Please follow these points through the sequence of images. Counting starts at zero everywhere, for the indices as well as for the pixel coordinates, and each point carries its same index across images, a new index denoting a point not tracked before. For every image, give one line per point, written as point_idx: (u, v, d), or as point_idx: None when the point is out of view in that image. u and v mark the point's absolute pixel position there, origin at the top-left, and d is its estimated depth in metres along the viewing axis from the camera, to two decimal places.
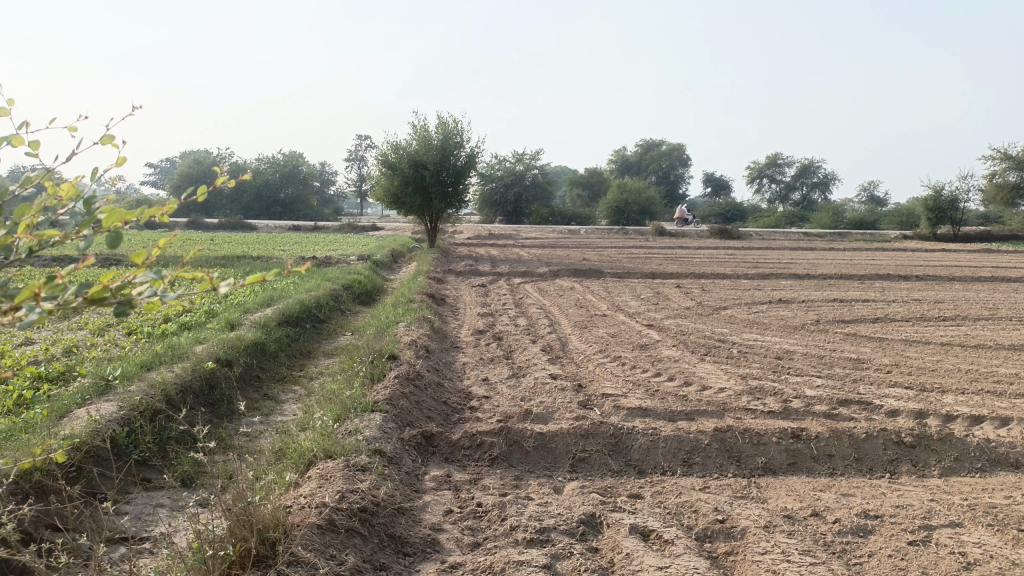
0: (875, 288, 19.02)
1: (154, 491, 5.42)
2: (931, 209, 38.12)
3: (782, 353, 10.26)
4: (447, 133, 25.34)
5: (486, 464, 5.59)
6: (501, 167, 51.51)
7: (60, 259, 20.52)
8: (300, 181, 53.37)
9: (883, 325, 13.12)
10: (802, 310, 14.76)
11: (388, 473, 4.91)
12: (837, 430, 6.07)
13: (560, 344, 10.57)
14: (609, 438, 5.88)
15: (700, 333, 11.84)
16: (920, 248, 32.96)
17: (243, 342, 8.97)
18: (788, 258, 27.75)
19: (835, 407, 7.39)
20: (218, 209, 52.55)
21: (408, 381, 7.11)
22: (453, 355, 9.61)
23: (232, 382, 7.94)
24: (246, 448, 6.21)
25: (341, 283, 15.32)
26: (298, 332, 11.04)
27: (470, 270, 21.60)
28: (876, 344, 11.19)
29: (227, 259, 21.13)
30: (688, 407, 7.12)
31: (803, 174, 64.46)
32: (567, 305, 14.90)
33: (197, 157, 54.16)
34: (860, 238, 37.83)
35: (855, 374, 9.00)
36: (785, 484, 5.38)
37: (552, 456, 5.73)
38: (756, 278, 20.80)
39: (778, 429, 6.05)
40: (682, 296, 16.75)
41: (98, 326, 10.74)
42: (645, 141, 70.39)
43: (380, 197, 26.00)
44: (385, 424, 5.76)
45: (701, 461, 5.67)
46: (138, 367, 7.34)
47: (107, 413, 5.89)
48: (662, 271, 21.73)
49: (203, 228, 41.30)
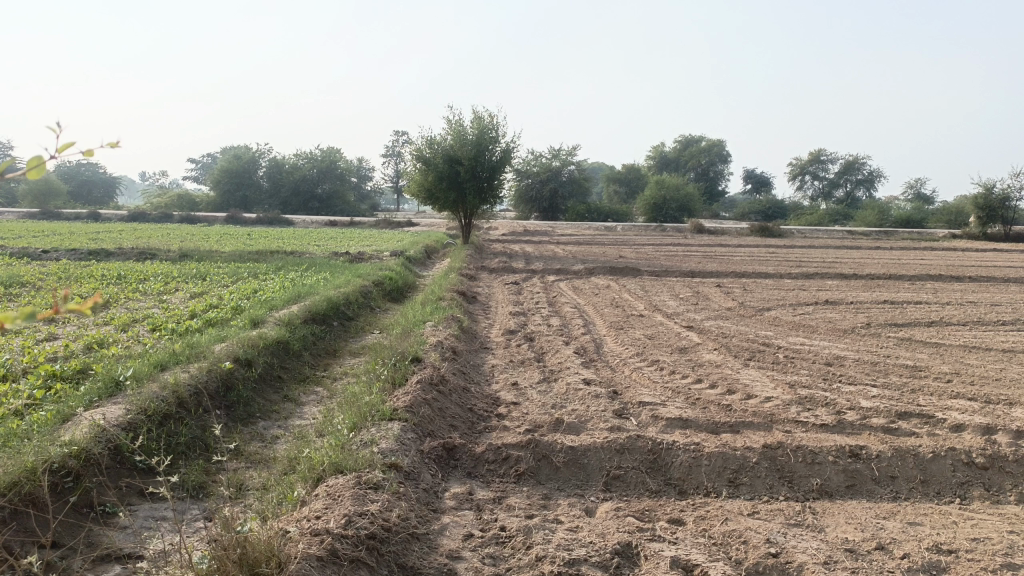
0: (927, 289, 18.14)
1: (158, 502, 5.10)
2: (981, 207, 36.71)
3: (832, 358, 9.63)
4: (483, 128, 24.86)
5: (512, 481, 5.14)
6: (537, 163, 51.12)
7: (97, 252, 20.63)
8: (338, 177, 53.37)
9: (938, 329, 12.36)
10: (850, 313, 14.02)
11: (404, 491, 4.50)
12: (900, 449, 5.50)
13: (595, 346, 10.08)
14: (647, 454, 5.38)
15: (742, 335, 11.24)
16: (973, 248, 31.70)
17: (266, 341, 8.64)
18: (833, 257, 26.78)
19: (894, 420, 6.80)
20: (257, 204, 53.00)
21: (431, 386, 6.70)
22: (482, 357, 9.16)
23: (251, 383, 7.61)
24: (260, 460, 5.88)
25: (372, 280, 15.00)
26: (324, 330, 10.72)
27: (504, 267, 21.19)
28: (933, 350, 10.51)
29: (260, 254, 20.99)
30: (733, 419, 6.59)
31: (848, 171, 62.84)
32: (603, 304, 14.38)
33: (236, 153, 54.60)
34: (907, 237, 36.58)
35: (913, 383, 8.37)
36: (844, 510, 4.85)
37: (584, 472, 5.26)
38: (800, 278, 20.04)
39: (834, 447, 5.51)
40: (722, 296, 16.12)
41: (123, 322, 10.56)
42: (684, 138, 69.42)
43: (415, 193, 25.66)
44: (404, 435, 5.34)
45: (748, 481, 5.16)
46: (152, 367, 7.03)
47: (112, 417, 5.56)
48: (701, 270, 21.09)
49: (241, 223, 41.60)
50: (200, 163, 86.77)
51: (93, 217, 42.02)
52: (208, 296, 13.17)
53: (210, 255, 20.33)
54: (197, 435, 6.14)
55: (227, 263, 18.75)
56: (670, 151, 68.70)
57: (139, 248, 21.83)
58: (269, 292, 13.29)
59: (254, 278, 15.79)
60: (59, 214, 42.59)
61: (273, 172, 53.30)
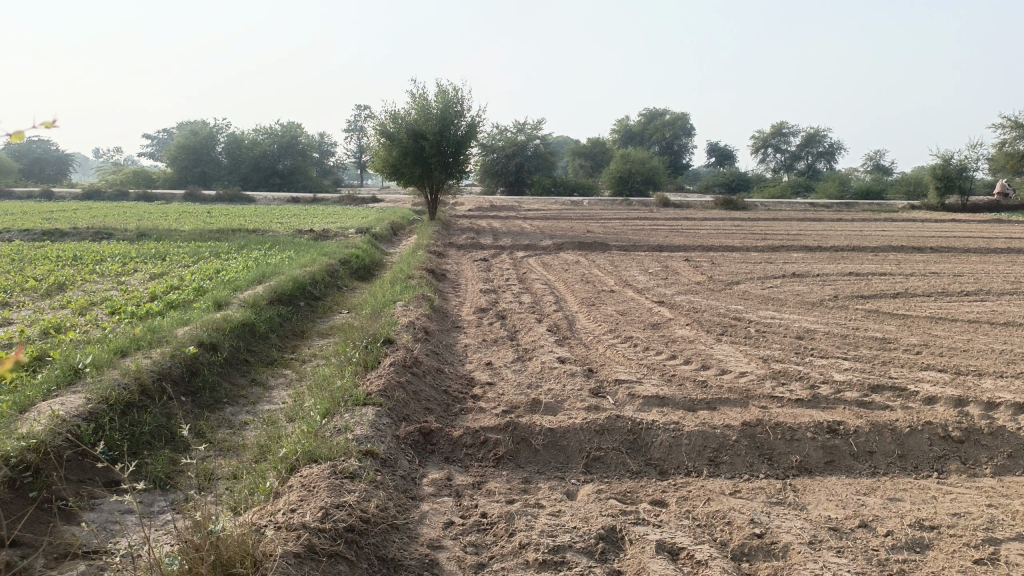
0: (890, 260, 18.37)
1: (124, 495, 4.91)
2: (940, 178, 37.29)
3: (803, 332, 9.66)
4: (448, 102, 24.47)
5: (491, 465, 5.04)
6: (502, 138, 50.71)
7: (51, 232, 20.00)
8: (299, 152, 52.36)
9: (904, 301, 12.49)
10: (818, 285, 14.12)
11: (381, 479, 4.36)
12: (877, 424, 5.51)
13: (567, 323, 10.00)
14: (627, 434, 5.31)
15: (714, 310, 11.24)
16: (932, 219, 32.23)
17: (231, 323, 8.40)
18: (797, 229, 27.02)
19: (867, 394, 6.83)
20: (217, 180, 51.82)
21: (404, 368, 6.55)
22: (454, 336, 9.03)
23: (216, 368, 7.38)
24: (229, 449, 5.70)
25: (338, 258, 14.72)
26: (291, 311, 10.48)
27: (472, 243, 20.98)
28: (900, 322, 10.61)
29: (222, 232, 20.51)
30: (709, 396, 6.56)
31: (809, 143, 63.44)
32: (574, 280, 14.29)
33: (194, 128, 53.23)
34: (868, 208, 37.08)
35: (883, 355, 8.43)
36: (824, 487, 4.84)
37: (563, 455, 5.17)
38: (766, 250, 20.16)
39: (812, 423, 5.49)
40: (691, 270, 16.15)
41: (80, 305, 10.21)
42: (649, 111, 69.39)
43: (380, 168, 25.25)
44: (379, 421, 5.20)
45: (729, 460, 5.12)
46: (113, 353, 6.77)
47: (71, 408, 5.33)
48: (669, 244, 21.11)
49: (200, 201, 40.69)
50: (156, 139, 84.57)
51: (46, 195, 40.77)
52: (169, 277, 12.81)
53: (169, 234, 19.81)
54: (163, 423, 5.94)
55: (187, 242, 18.30)
56: (635, 124, 68.62)
57: (95, 227, 21.20)
58: (232, 272, 12.95)
59: (216, 257, 15.42)
60: (10, 193, 41.27)
61: (232, 148, 52.15)
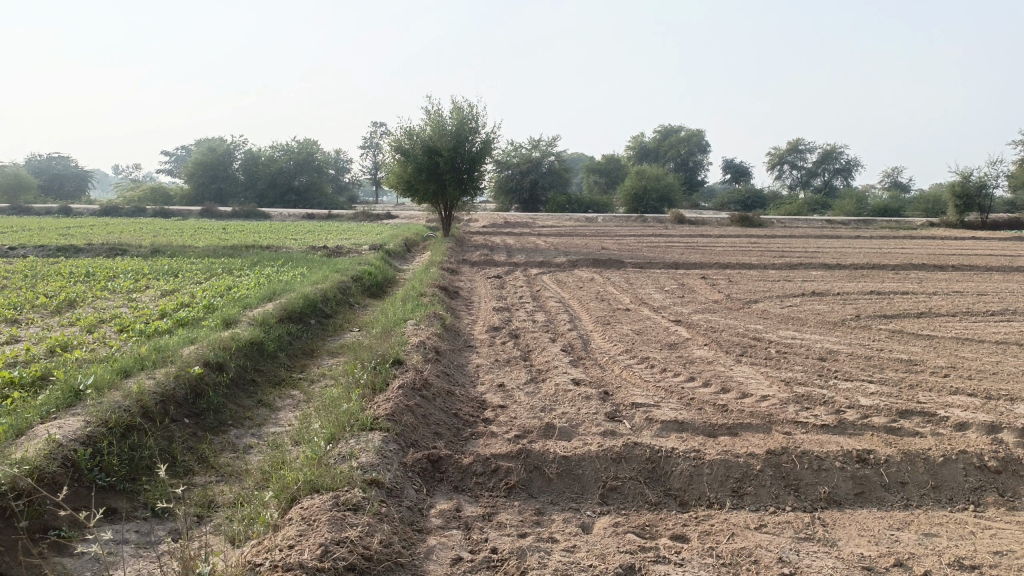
0: (912, 279, 18.00)
1: (119, 524, 4.72)
2: (959, 195, 36.75)
3: (825, 353, 9.37)
4: (462, 119, 24.37)
5: (502, 495, 4.81)
6: (517, 155, 50.67)
7: (67, 249, 20.01)
8: (315, 169, 52.51)
9: (928, 321, 12.15)
10: (838, 304, 13.80)
11: (386, 511, 4.14)
12: (909, 453, 5.23)
13: (582, 343, 9.76)
14: (645, 463, 5.05)
15: (732, 329, 10.98)
16: (951, 236, 31.74)
17: (239, 342, 8.22)
18: (814, 247, 26.66)
19: (896, 420, 6.54)
20: (233, 197, 52.08)
21: (413, 391, 6.32)
22: (465, 356, 8.81)
23: (222, 389, 7.20)
24: (231, 476, 5.50)
25: (350, 275, 14.58)
26: (301, 329, 10.31)
27: (486, 260, 20.80)
28: (926, 343, 10.28)
29: (235, 249, 20.46)
30: (730, 420, 6.30)
31: (826, 160, 63.00)
32: (589, 298, 14.06)
33: (211, 145, 53.61)
34: (886, 226, 36.61)
35: (910, 378, 8.13)
36: (855, 521, 4.58)
37: (578, 484, 4.93)
38: (784, 268, 19.84)
39: (841, 452, 5.22)
40: (709, 288, 15.86)
41: (89, 323, 10.09)
42: (663, 128, 69.27)
43: (394, 185, 25.19)
44: (385, 447, 4.99)
45: (753, 491, 4.85)
46: (116, 374, 6.60)
47: (69, 431, 5.15)
48: (686, 261, 20.87)
49: (217, 217, 40.86)
50: (173, 156, 85.32)
51: (64, 212, 41.03)
52: (180, 293, 12.70)
53: (183, 250, 19.78)
54: (163, 447, 5.76)
55: (201, 259, 18.23)
56: (649, 141, 68.39)
57: (109, 243, 21.20)
58: (244, 289, 12.82)
59: (228, 274, 15.33)
60: (29, 209, 41.65)
61: (248, 165, 52.41)
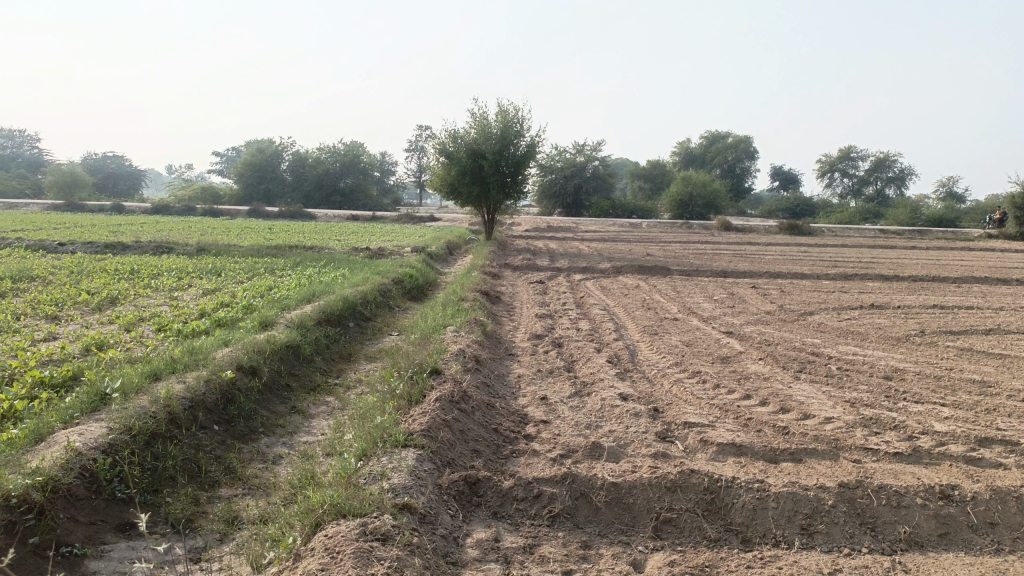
0: (975, 293, 17.12)
1: (138, 541, 4.44)
2: (1019, 206, 35.28)
3: (891, 371, 8.75)
4: (507, 122, 24.00)
5: (545, 524, 4.41)
6: (561, 159, 50.28)
7: (113, 245, 20.15)
8: (360, 171, 52.82)
9: (998, 338, 11.38)
10: (899, 318, 13.10)
11: (418, 541, 3.77)
12: (999, 490, 4.68)
13: (628, 354, 9.31)
14: (703, 493, 4.61)
15: (788, 343, 10.40)
16: (1012, 249, 30.44)
17: (274, 345, 7.94)
18: (868, 257, 25.73)
19: (976, 448, 5.96)
20: (280, 198, 52.60)
21: (451, 404, 5.95)
22: (506, 366, 8.42)
23: (254, 395, 6.92)
24: (256, 492, 5.20)
25: (391, 277, 14.32)
26: (339, 333, 10.04)
27: (528, 264, 20.43)
28: (998, 363, 9.57)
29: (277, 248, 20.39)
30: (793, 445, 5.80)
31: (878, 168, 61.27)
32: (634, 306, 13.60)
33: (260, 146, 54.34)
34: (942, 236, 35.32)
35: (986, 402, 7.50)
36: (941, 567, 4.07)
37: (629, 515, 4.50)
38: (839, 279, 19.09)
39: (921, 487, 4.71)
40: (760, 298, 15.26)
41: (128, 321, 9.96)
42: (711, 134, 68.19)
43: (437, 188, 25.01)
44: (419, 467, 4.63)
45: (825, 530, 4.36)
46: (146, 377, 6.36)
47: (89, 438, 4.89)
48: (735, 269, 20.23)
49: (264, 217, 41.28)
50: (223, 157, 86.91)
51: (116, 211, 41.90)
52: (221, 293, 12.55)
53: (228, 249, 19.79)
54: (189, 457, 5.49)
55: (244, 258, 18.19)
56: (696, 147, 67.57)
57: (157, 241, 21.38)
58: (283, 290, 12.63)
59: (270, 274, 15.22)
60: (83, 206, 42.62)
61: (296, 166, 52.91)
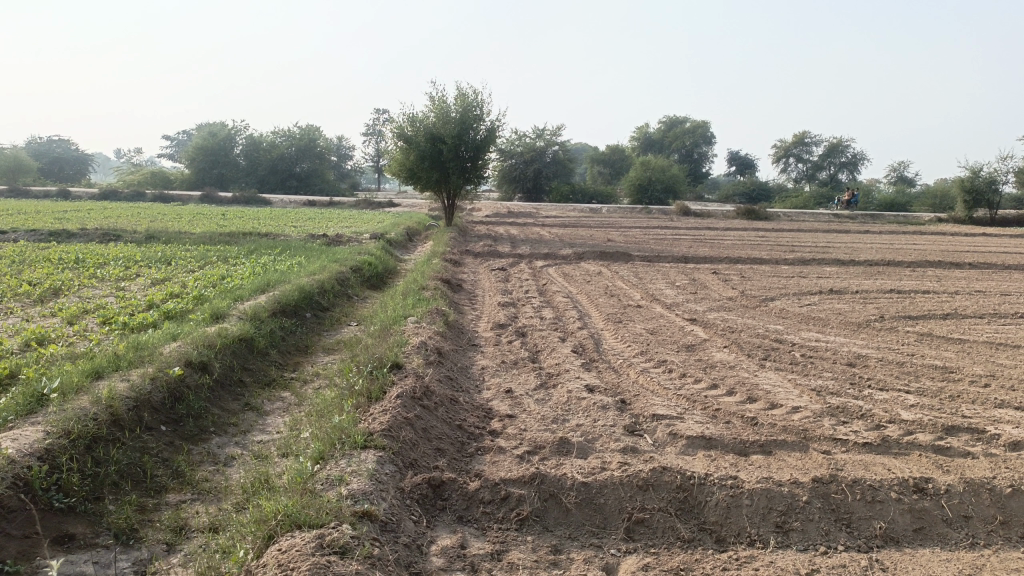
0: (929, 277, 17.35)
1: (77, 554, 4.12)
2: (968, 191, 35.96)
3: (854, 359, 8.73)
4: (467, 106, 23.64)
5: (514, 528, 4.22)
6: (521, 144, 50.11)
7: (57, 233, 19.32)
8: (316, 155, 51.85)
9: (955, 323, 11.48)
10: (858, 304, 13.16)
11: (379, 552, 3.55)
12: (972, 482, 4.61)
13: (593, 343, 9.15)
14: (676, 492, 4.46)
15: (751, 330, 10.35)
16: (962, 232, 31.07)
17: (226, 338, 7.60)
18: (824, 241, 26.01)
19: (943, 437, 5.92)
20: (233, 182, 51.33)
21: (413, 401, 5.71)
22: (469, 357, 8.20)
23: (205, 392, 6.59)
24: (207, 498, 4.90)
25: (349, 265, 13.95)
26: (295, 324, 9.70)
27: (490, 251, 20.17)
28: (957, 348, 9.63)
29: (231, 235, 19.80)
30: (762, 437, 5.70)
31: (831, 153, 62.18)
32: (597, 293, 13.46)
33: (212, 130, 52.94)
34: (894, 220, 35.90)
35: (949, 389, 7.50)
36: (918, 564, 3.99)
37: (600, 516, 4.34)
38: (797, 264, 19.20)
39: (895, 480, 4.62)
40: (721, 284, 15.23)
41: (71, 314, 9.47)
42: (669, 119, 68.50)
43: (397, 173, 24.56)
44: (380, 471, 4.40)
45: (800, 527, 4.25)
46: (87, 375, 5.99)
47: (23, 444, 4.55)
48: (695, 254, 20.24)
49: (217, 203, 40.22)
50: (176, 141, 84.80)
51: (63, 196, 40.46)
52: (170, 283, 12.07)
53: (179, 237, 19.15)
54: (133, 461, 5.16)
55: (197, 246, 17.61)
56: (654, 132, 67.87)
57: (105, 228, 20.59)
58: (237, 280, 12.21)
59: (223, 263, 14.74)
60: (27, 192, 41.02)
61: (250, 150, 51.78)
